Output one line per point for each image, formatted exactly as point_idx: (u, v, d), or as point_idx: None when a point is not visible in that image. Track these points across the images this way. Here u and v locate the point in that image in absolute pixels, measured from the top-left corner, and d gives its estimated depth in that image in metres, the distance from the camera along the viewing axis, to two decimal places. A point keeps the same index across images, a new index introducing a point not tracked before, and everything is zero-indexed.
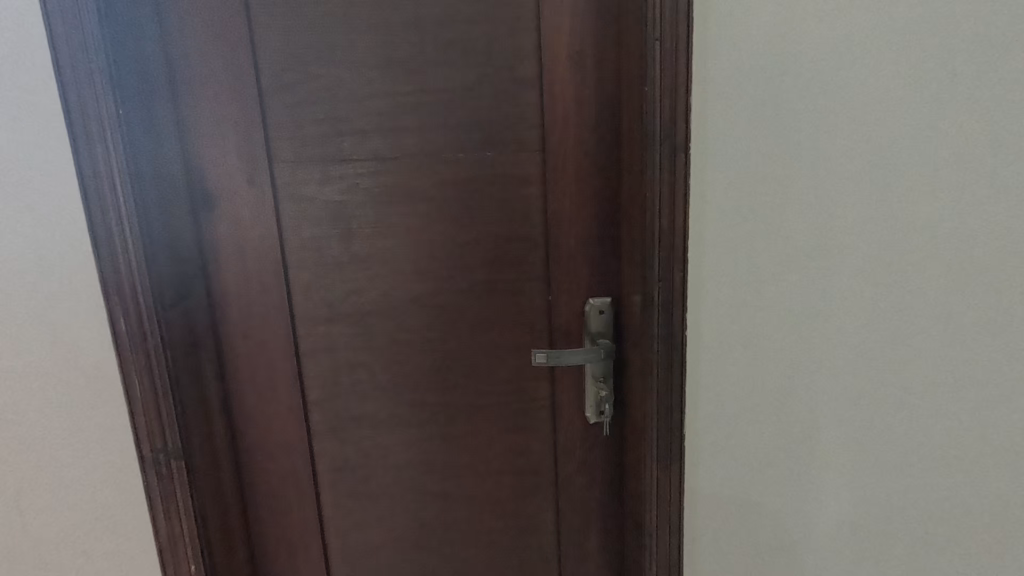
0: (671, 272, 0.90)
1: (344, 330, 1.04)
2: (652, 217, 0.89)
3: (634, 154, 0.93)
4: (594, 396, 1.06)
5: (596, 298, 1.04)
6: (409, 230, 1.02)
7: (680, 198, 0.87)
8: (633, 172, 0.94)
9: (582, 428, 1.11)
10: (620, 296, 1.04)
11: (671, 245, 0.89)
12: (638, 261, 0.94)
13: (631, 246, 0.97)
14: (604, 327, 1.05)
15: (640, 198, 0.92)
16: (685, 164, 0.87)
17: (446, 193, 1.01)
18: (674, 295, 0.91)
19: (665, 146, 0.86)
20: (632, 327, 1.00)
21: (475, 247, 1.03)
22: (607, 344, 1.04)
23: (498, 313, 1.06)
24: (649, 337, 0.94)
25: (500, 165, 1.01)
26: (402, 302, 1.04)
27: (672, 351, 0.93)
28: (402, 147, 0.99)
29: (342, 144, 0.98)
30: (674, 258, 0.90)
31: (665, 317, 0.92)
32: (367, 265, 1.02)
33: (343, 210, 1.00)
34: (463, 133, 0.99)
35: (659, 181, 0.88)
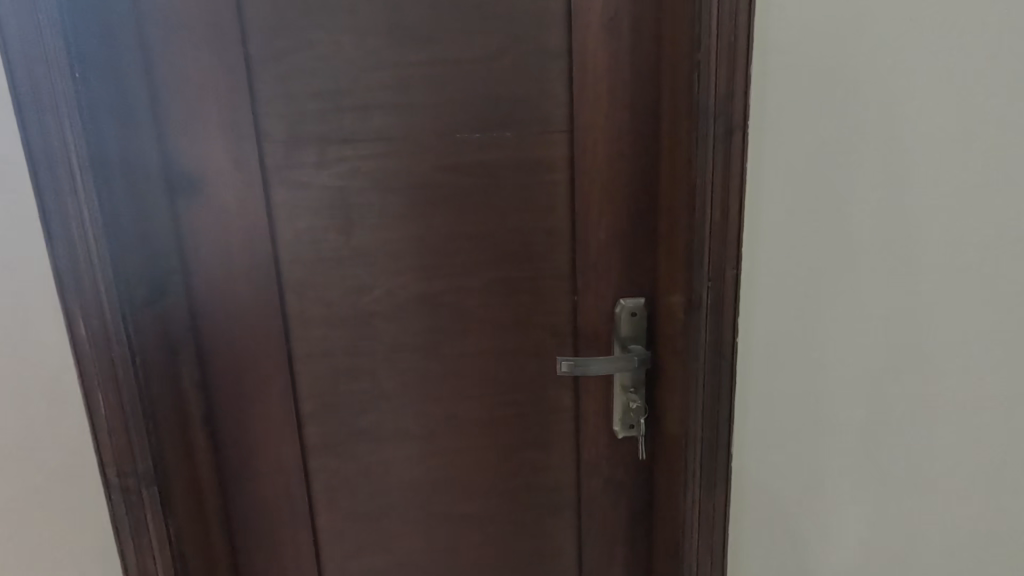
0: (723, 272, 0.79)
1: (343, 333, 0.92)
2: (702, 210, 0.78)
3: (680, 137, 0.81)
4: (623, 409, 0.96)
5: (627, 299, 0.93)
6: (417, 219, 0.90)
7: (736, 186, 0.77)
8: (677, 157, 0.82)
9: (608, 442, 0.99)
10: (654, 296, 0.93)
11: (725, 238, 0.78)
12: (682, 259, 0.83)
13: (671, 241, 0.86)
14: (636, 332, 0.94)
15: (686, 188, 0.80)
16: (742, 146, 0.76)
17: (460, 178, 0.89)
18: (725, 298, 0.80)
19: (722, 126, 0.75)
20: (672, 333, 0.88)
21: (491, 240, 0.92)
22: (639, 351, 0.93)
23: (517, 315, 0.94)
24: (693, 346, 0.83)
25: (521, 148, 0.89)
26: (409, 302, 0.92)
27: (720, 361, 0.82)
28: (410, 125, 0.87)
29: (342, 120, 0.85)
30: (725, 255, 0.79)
31: (714, 323, 0.81)
32: (369, 260, 0.90)
33: (343, 196, 0.88)
34: (480, 111, 0.87)
35: (713, 167, 0.76)
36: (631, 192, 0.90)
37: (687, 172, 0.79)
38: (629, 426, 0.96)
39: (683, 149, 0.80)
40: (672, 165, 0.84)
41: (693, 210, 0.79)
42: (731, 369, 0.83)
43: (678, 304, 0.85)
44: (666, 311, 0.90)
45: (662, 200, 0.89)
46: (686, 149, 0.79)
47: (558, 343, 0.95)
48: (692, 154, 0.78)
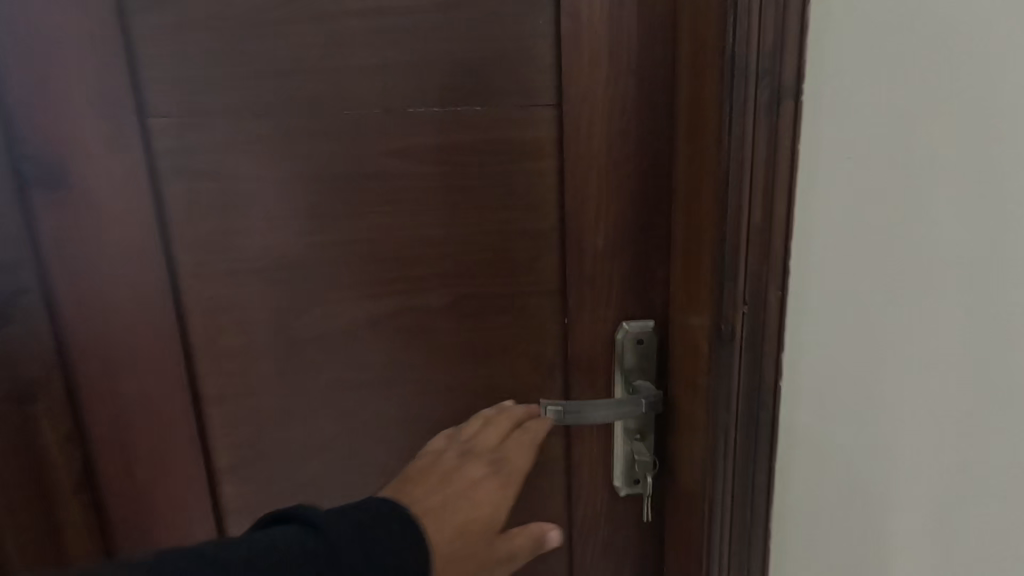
0: (764, 293, 0.59)
1: (266, 368, 0.72)
2: (737, 208, 0.57)
3: (699, 108, 0.59)
4: (624, 459, 0.76)
5: (632, 322, 0.73)
6: (360, 220, 0.69)
7: (785, 176, 0.56)
8: (695, 136, 0.61)
9: (608, 499, 0.79)
10: (664, 317, 0.73)
11: (767, 246, 0.58)
12: (703, 275, 0.62)
13: (687, 251, 0.65)
14: (643, 363, 0.74)
15: (709, 179, 0.59)
16: (794, 117, 0.55)
17: (415, 166, 0.69)
18: (765, 327, 0.60)
19: (766, 92, 0.55)
20: (688, 372, 0.67)
21: (457, 247, 0.71)
22: (647, 388, 0.73)
23: (490, 342, 0.74)
24: (718, 392, 0.62)
25: (494, 127, 0.68)
26: (351, 327, 0.72)
27: (759, 411, 0.62)
28: (348, 95, 0.66)
29: (256, 88, 0.65)
30: (765, 270, 0.59)
31: (750, 361, 0.61)
32: (299, 272, 0.70)
33: (262, 189, 0.67)
34: (439, 79, 0.67)
35: (750, 150, 0.56)
36: (637, 184, 0.69)
37: (709, 156, 0.58)
38: (633, 482, 0.76)
39: (705, 126, 0.59)
40: (689, 147, 0.63)
41: (722, 209, 0.58)
42: (773, 421, 0.63)
43: (697, 335, 0.64)
44: (680, 341, 0.69)
45: (676, 196, 0.68)
46: (709, 125, 0.58)
47: (545, 376, 0.75)
48: (718, 131, 0.57)
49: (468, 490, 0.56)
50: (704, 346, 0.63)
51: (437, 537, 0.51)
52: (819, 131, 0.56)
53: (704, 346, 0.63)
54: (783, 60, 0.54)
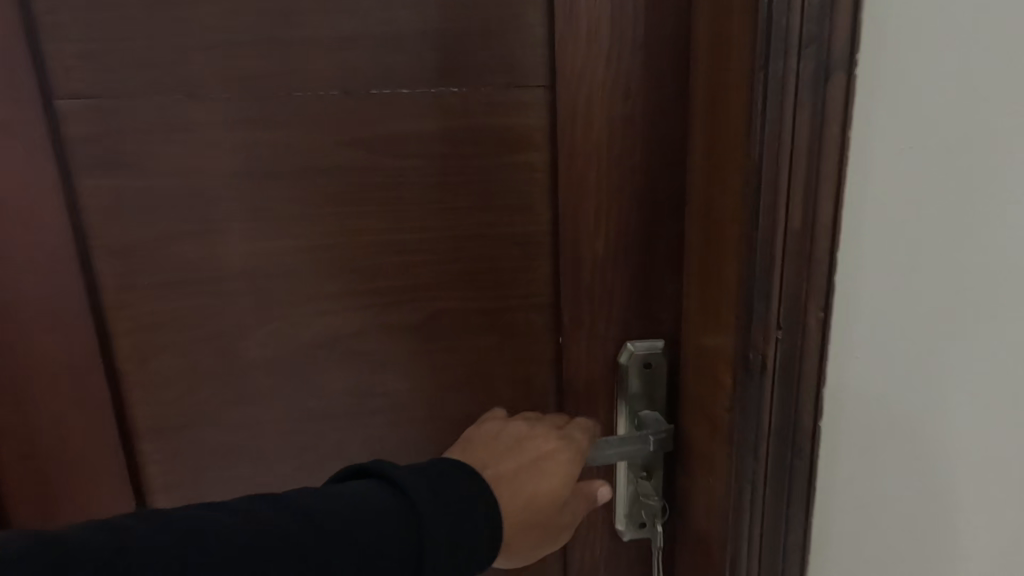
0: (802, 316, 0.48)
1: (210, 394, 0.62)
2: (773, 212, 0.46)
3: (724, 86, 0.48)
4: (628, 499, 0.66)
5: (637, 341, 0.62)
6: (317, 224, 0.60)
7: (832, 172, 0.46)
8: (719, 122, 0.49)
9: (609, 545, 0.69)
10: (674, 337, 0.63)
11: (809, 258, 0.47)
12: (728, 293, 0.50)
13: (708, 262, 0.53)
14: (649, 389, 0.63)
15: (737, 175, 0.47)
16: (844, 99, 0.44)
17: (381, 160, 0.58)
18: (802, 358, 0.49)
19: (811, 66, 0.44)
20: (705, 408, 0.56)
21: (431, 255, 0.61)
22: (653, 418, 0.63)
23: (472, 362, 0.65)
24: (744, 435, 0.51)
25: (474, 114, 0.58)
26: (310, 347, 0.62)
27: (793, 457, 0.52)
28: (298, 75, 0.55)
29: (186, 65, 0.54)
30: (805, 288, 0.48)
31: (783, 399, 0.50)
32: (246, 285, 0.60)
33: (197, 187, 0.57)
34: (407, 56, 0.56)
35: (791, 139, 0.45)
36: (644, 181, 0.58)
37: (736, 146, 0.47)
38: (639, 524, 0.66)
39: (731, 108, 0.47)
40: (708, 135, 0.51)
41: (753, 214, 0.47)
42: (810, 469, 0.52)
43: (719, 365, 0.53)
44: (694, 369, 0.58)
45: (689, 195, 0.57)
46: (738, 106, 0.46)
47: (536, 404, 0.66)
48: (750, 114, 0.45)
49: (537, 462, 0.55)
50: (728, 380, 0.51)
51: (506, 504, 0.52)
52: (874, 116, 0.45)
53: (727, 380, 0.51)
54: (833, 23, 0.43)
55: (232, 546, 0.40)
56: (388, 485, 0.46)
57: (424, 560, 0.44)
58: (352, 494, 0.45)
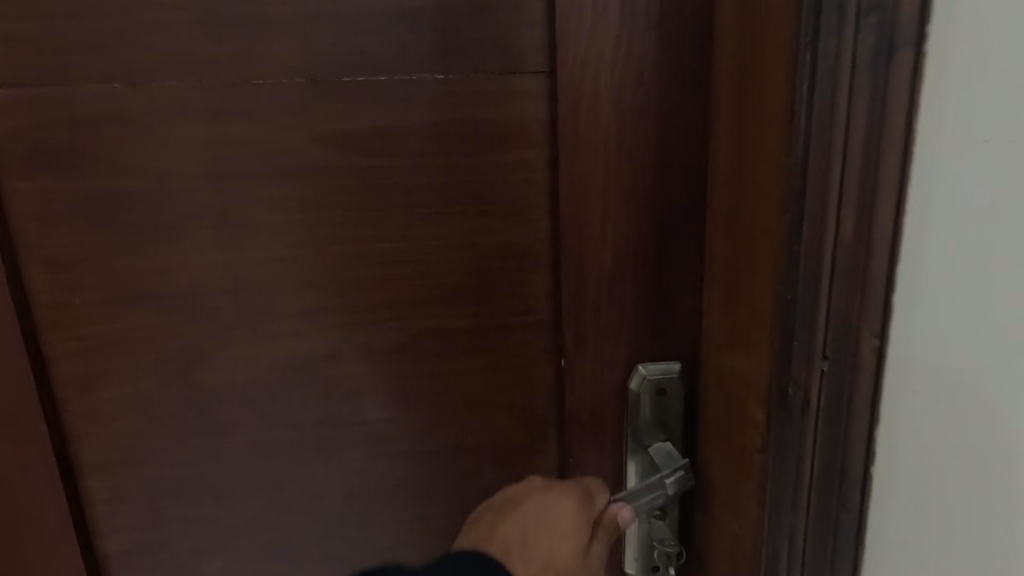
0: (853, 344, 0.41)
1: (164, 425, 0.55)
2: (821, 222, 0.39)
3: (759, 68, 0.40)
4: (639, 541, 0.58)
5: (650, 364, 0.55)
6: (283, 233, 0.52)
7: (893, 174, 0.38)
8: (751, 112, 0.42)
9: None
10: (692, 359, 0.55)
11: (863, 277, 0.40)
12: (760, 317, 0.43)
13: (734, 278, 0.46)
14: (663, 419, 0.56)
15: (774, 177, 0.40)
16: (912, 82, 0.37)
17: (356, 160, 0.51)
18: (852, 392, 0.42)
19: (871, 41, 0.36)
20: (730, 447, 0.49)
21: (416, 266, 0.54)
22: (667, 452, 0.55)
23: (462, 386, 0.57)
24: (780, 481, 0.44)
25: (462, 106, 0.50)
26: (280, 370, 0.56)
27: (839, 507, 0.45)
28: (257, 61, 0.48)
29: (124, 49, 0.46)
30: (857, 311, 0.40)
31: (828, 439, 0.43)
32: (202, 302, 0.53)
33: (142, 190, 0.49)
34: (385, 38, 0.48)
35: (843, 134, 0.37)
36: (659, 183, 0.51)
37: (772, 142, 0.39)
38: (651, 570, 0.58)
39: (768, 95, 0.39)
40: (735, 128, 0.44)
41: (795, 224, 0.39)
42: (859, 521, 0.45)
43: (749, 399, 0.45)
44: (716, 399, 0.50)
45: (710, 198, 0.49)
46: (779, 93, 0.38)
47: (534, 434, 0.59)
48: (791, 103, 0.37)
49: (541, 516, 0.53)
50: (760, 418, 0.44)
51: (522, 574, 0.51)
52: (944, 106, 0.37)
53: (760, 418, 0.44)
54: None
55: None
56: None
57: None
58: None
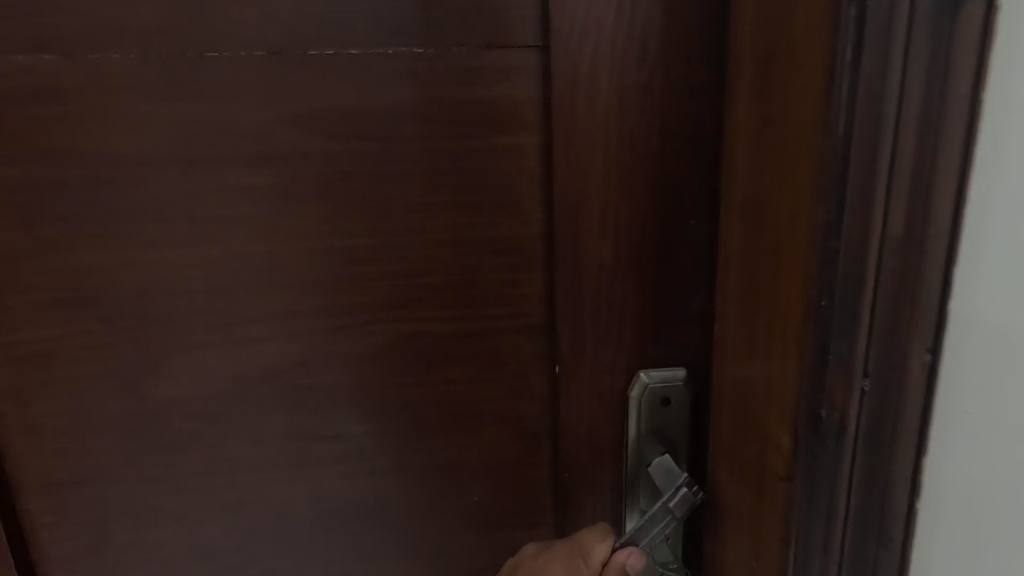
0: (901, 359, 0.37)
1: (115, 441, 0.49)
2: (865, 219, 0.34)
3: (791, 43, 0.35)
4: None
5: (652, 371, 0.50)
6: (246, 226, 0.47)
7: (955, 161, 0.33)
8: (781, 93, 0.37)
9: None
10: (699, 366, 0.50)
11: (914, 280, 0.35)
12: (788, 327, 0.38)
13: (755, 283, 0.41)
14: (667, 431, 0.51)
15: (808, 167, 0.35)
16: (977, 61, 0.32)
17: (325, 143, 0.46)
18: (898, 410, 0.38)
19: (931, 11, 0.31)
20: (748, 471, 0.44)
21: (396, 265, 0.49)
22: (671, 468, 0.50)
23: (447, 395, 0.52)
24: (812, 511, 0.40)
25: (445, 84, 0.45)
26: (245, 379, 0.50)
27: (877, 540, 0.40)
28: (209, 30, 0.42)
29: (55, 14, 0.41)
30: (905, 322, 0.36)
31: (868, 464, 0.39)
32: (154, 303, 0.47)
33: (83, 179, 0.44)
34: (357, 6, 0.43)
35: (895, 116, 0.33)
36: (666, 170, 0.46)
37: (806, 127, 0.34)
38: None
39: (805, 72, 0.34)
40: (760, 115, 0.39)
41: (834, 222, 0.34)
42: (898, 556, 0.41)
43: (772, 419, 0.40)
44: (731, 417, 0.45)
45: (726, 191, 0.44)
46: (814, 70, 0.33)
47: (527, 448, 0.53)
48: (831, 80, 0.33)
49: None
50: (785, 441, 0.39)
51: None
52: (1017, 83, 0.33)
53: (785, 441, 0.39)
54: None
55: None
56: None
57: None
58: None
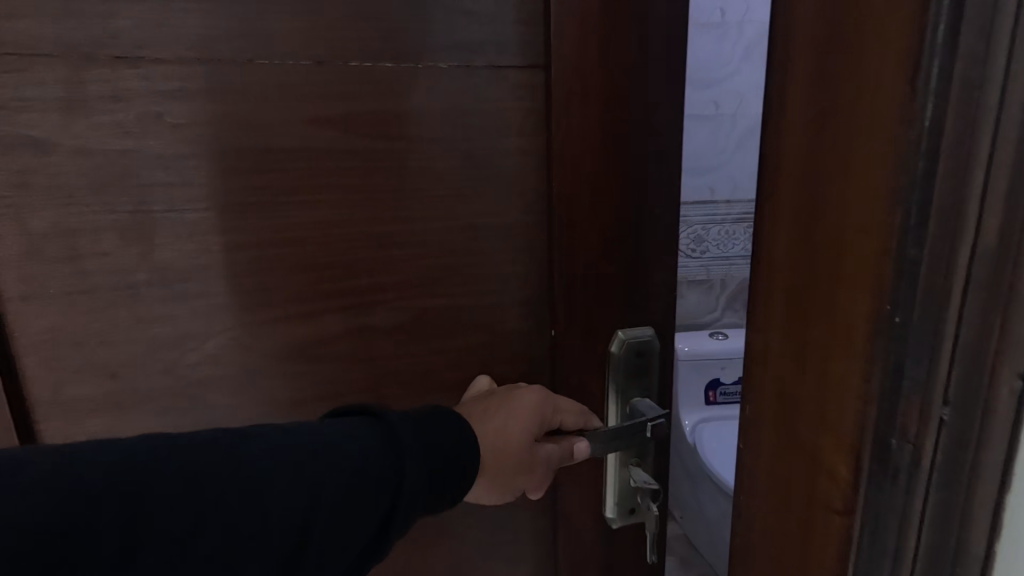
0: (988, 391, 0.29)
1: (153, 416, 0.53)
2: (955, 218, 0.28)
3: (857, 15, 0.30)
4: (618, 489, 0.66)
5: (628, 329, 0.62)
6: (284, 215, 0.52)
7: None
8: (843, 76, 0.31)
9: (599, 535, 0.69)
10: (663, 325, 0.63)
11: (1015, 291, 0.28)
12: (851, 344, 0.32)
13: (804, 296, 0.35)
14: (640, 376, 0.63)
15: (881, 156, 0.30)
16: None
17: (361, 143, 0.52)
18: (982, 456, 0.30)
19: None
20: (789, 504, 0.38)
21: (420, 252, 0.57)
22: (643, 404, 0.63)
23: (461, 360, 0.61)
24: (873, 551, 0.33)
25: (465, 95, 0.53)
26: (279, 354, 0.55)
27: None
28: (260, 40, 0.47)
29: (110, 17, 0.44)
30: (1000, 343, 0.29)
31: (942, 516, 0.31)
32: (193, 286, 0.51)
33: (126, 170, 0.47)
34: (394, 27, 0.50)
35: (998, 93, 0.27)
36: (641, 170, 0.57)
37: (879, 112, 0.29)
38: (630, 509, 0.67)
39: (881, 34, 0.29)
40: (818, 91, 0.33)
41: (915, 216, 0.29)
42: None
43: (828, 447, 0.34)
44: (768, 445, 0.39)
45: (767, 180, 0.37)
46: (895, 31, 0.28)
47: None
48: (916, 45, 0.27)
49: (511, 403, 0.53)
50: (844, 475, 0.33)
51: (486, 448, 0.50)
52: None
53: (844, 472, 0.33)
54: None
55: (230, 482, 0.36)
56: (377, 422, 0.43)
57: (406, 482, 0.41)
58: (343, 428, 0.42)
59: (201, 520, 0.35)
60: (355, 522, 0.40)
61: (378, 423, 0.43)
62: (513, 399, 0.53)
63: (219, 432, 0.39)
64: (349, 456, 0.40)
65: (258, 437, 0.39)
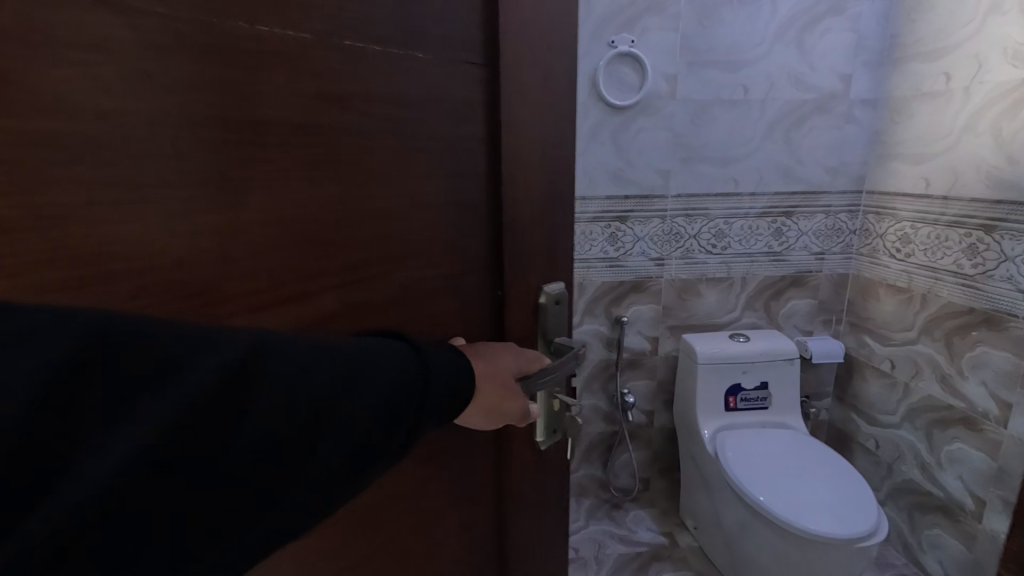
0: None
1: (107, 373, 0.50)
2: None
3: None
4: (547, 414, 0.82)
5: (550, 286, 0.81)
6: (279, 172, 0.58)
7: None
8: None
9: (532, 459, 0.84)
10: (569, 280, 0.84)
11: None
12: None
13: None
14: (559, 322, 0.83)
15: None
16: None
17: (350, 114, 0.61)
18: None
19: None
20: None
21: (403, 211, 0.67)
22: (562, 344, 0.83)
23: (428, 301, 0.72)
24: None
25: (435, 80, 0.66)
26: (260, 304, 0.59)
27: None
28: (261, 12, 0.54)
29: None
30: None
31: None
32: (183, 236, 0.53)
33: (106, 115, 0.46)
34: (379, 18, 0.61)
35: None
36: (557, 160, 0.77)
37: None
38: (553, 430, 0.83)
39: None
40: None
41: None
42: None
43: None
44: None
45: None
46: None
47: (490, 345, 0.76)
48: None
49: (488, 347, 0.73)
50: None
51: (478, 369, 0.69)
52: None
53: None
54: None
55: (318, 368, 0.55)
56: (406, 345, 0.63)
57: (432, 378, 0.63)
58: (381, 344, 0.62)
59: (301, 388, 0.53)
60: (402, 403, 0.60)
61: (416, 348, 0.63)
62: (483, 345, 0.74)
63: (314, 338, 0.58)
64: (391, 360, 0.60)
65: (326, 344, 0.57)
